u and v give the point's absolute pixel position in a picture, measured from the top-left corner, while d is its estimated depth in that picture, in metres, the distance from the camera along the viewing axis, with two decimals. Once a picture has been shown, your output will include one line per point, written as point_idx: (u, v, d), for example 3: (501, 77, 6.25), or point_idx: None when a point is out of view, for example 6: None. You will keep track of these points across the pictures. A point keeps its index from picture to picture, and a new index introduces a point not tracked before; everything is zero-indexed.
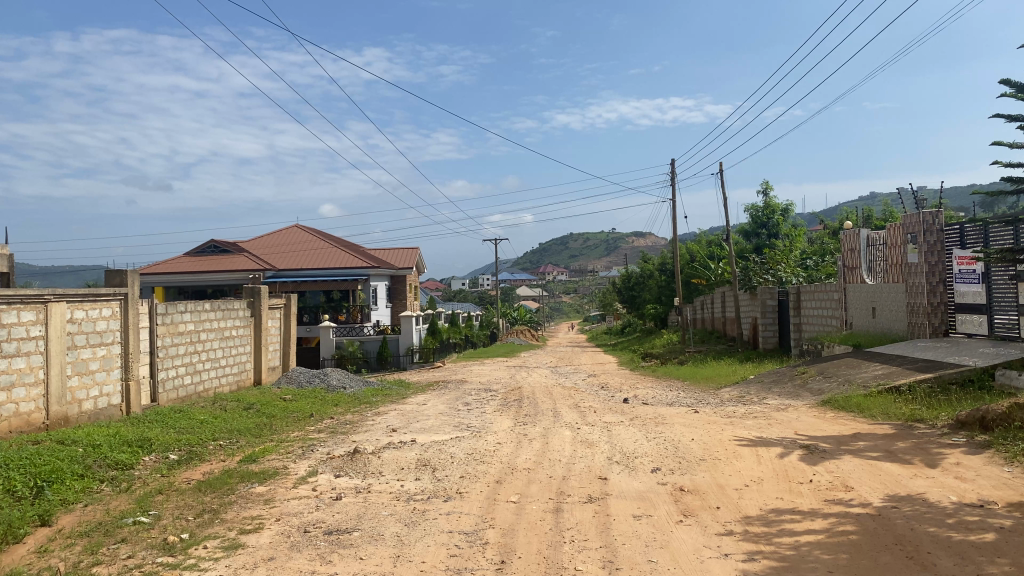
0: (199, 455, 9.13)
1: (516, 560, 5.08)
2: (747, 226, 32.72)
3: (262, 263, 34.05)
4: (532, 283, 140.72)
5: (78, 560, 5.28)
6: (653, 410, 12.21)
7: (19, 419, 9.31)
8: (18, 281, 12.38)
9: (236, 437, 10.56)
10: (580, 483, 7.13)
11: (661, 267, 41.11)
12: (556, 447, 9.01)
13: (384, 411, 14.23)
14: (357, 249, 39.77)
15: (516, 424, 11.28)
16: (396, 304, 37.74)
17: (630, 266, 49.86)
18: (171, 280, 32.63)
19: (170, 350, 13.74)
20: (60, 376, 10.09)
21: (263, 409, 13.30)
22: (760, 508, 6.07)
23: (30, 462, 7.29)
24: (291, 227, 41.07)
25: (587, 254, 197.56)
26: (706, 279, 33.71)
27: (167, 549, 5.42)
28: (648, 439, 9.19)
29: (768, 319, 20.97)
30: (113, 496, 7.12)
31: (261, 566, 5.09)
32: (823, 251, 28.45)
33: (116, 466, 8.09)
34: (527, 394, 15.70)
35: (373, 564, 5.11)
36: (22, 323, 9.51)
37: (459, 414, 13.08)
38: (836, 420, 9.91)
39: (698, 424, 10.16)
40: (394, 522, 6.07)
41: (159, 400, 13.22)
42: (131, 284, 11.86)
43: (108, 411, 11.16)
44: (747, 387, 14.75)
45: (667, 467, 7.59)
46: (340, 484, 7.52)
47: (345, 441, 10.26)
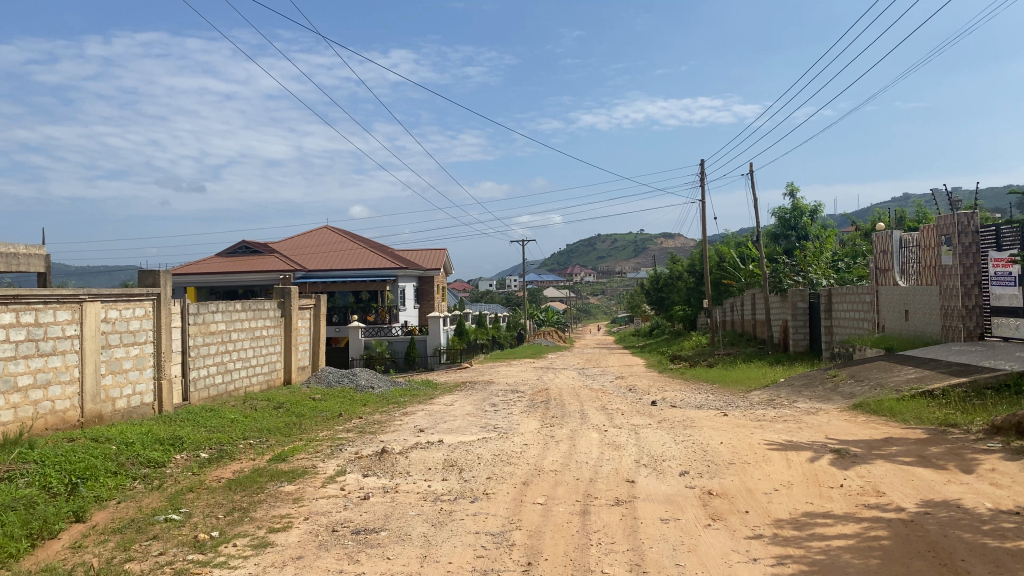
0: (229, 454, 9.22)
1: (543, 562, 5.09)
2: (775, 228, 32.48)
3: (293, 263, 34.35)
4: (560, 284, 140.83)
5: (111, 556, 5.37)
6: (681, 412, 12.15)
7: (54, 417, 9.48)
8: (55, 282, 12.61)
9: (265, 437, 10.62)
10: (607, 485, 7.10)
11: (690, 268, 40.95)
12: (583, 450, 8.97)
13: (411, 411, 14.27)
14: (385, 250, 39.97)
15: (544, 425, 11.29)
16: (424, 305, 37.80)
17: (658, 267, 49.59)
18: (203, 280, 33.01)
19: (201, 349, 13.89)
20: (94, 376, 10.24)
21: (292, 408, 13.39)
22: (790, 512, 6.01)
23: (66, 460, 7.45)
24: (320, 227, 41.35)
25: (615, 254, 196.72)
26: (736, 280, 33.56)
27: (198, 547, 5.49)
28: (676, 441, 9.15)
29: (798, 321, 20.78)
30: (146, 494, 7.21)
31: (289, 565, 5.11)
32: (856, 252, 28.15)
33: (148, 465, 8.20)
34: (554, 396, 15.76)
35: (400, 563, 5.12)
36: (58, 323, 9.66)
37: (485, 415, 13.12)
38: (867, 424, 9.77)
39: (728, 427, 10.07)
40: (422, 522, 6.10)
41: (191, 399, 13.39)
42: (164, 284, 11.99)
43: (140, 410, 11.33)
44: (777, 389, 14.63)
45: (694, 471, 7.53)
46: (368, 484, 7.54)
47: (373, 441, 10.31)
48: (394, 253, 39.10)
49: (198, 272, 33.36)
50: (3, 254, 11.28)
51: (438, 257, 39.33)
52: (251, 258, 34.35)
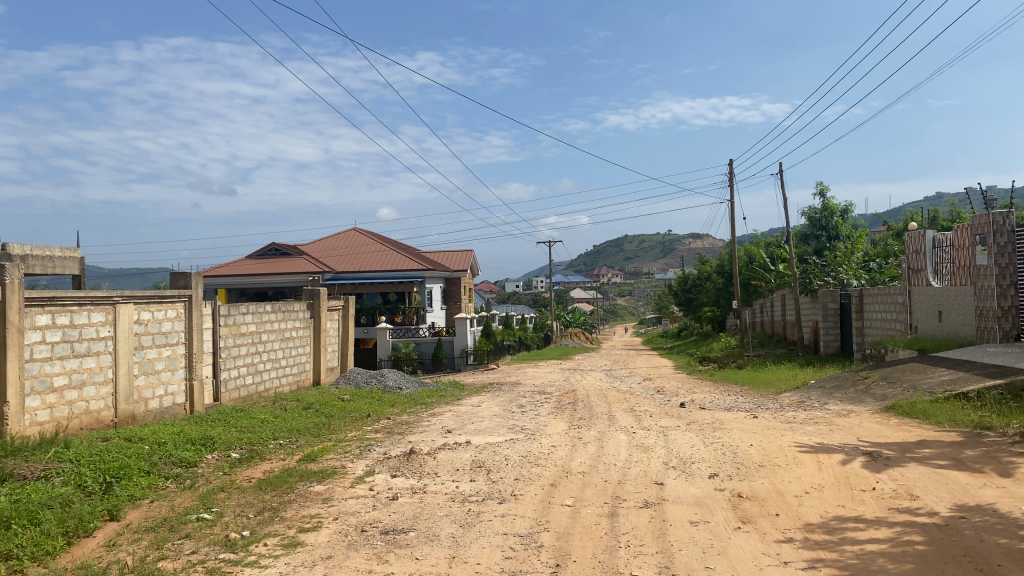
0: (260, 454, 9.31)
1: (571, 564, 5.08)
2: (806, 229, 32.14)
3: (322, 265, 34.58)
4: (587, 285, 140.47)
5: (145, 554, 5.44)
6: (710, 414, 12.08)
7: (89, 417, 9.63)
8: (89, 284, 12.81)
9: (295, 437, 10.71)
10: (636, 487, 7.07)
11: (719, 269, 40.63)
12: (612, 451, 8.93)
13: (440, 412, 14.32)
14: (413, 251, 40.13)
15: (572, 427, 11.27)
16: (451, 306, 37.90)
17: (686, 268, 49.28)
18: (234, 282, 33.38)
19: (232, 350, 14.04)
20: (127, 377, 10.40)
21: (321, 409, 13.49)
22: (822, 515, 5.94)
23: (100, 459, 7.58)
24: (348, 229, 41.61)
25: (644, 255, 195.78)
26: (766, 281, 33.26)
27: (229, 546, 5.55)
28: (705, 444, 9.09)
29: (830, 322, 20.54)
30: (177, 493, 7.30)
31: (319, 565, 5.16)
32: (888, 251, 27.76)
33: (180, 464, 8.30)
34: (582, 397, 15.73)
35: (429, 564, 5.14)
36: (92, 324, 9.81)
37: (513, 416, 13.14)
38: (900, 427, 9.63)
39: (757, 429, 9.99)
40: (450, 523, 6.11)
41: (222, 400, 13.55)
42: (196, 286, 12.13)
43: (172, 410, 11.48)
44: (808, 391, 14.48)
45: (724, 473, 7.48)
46: (396, 484, 7.58)
47: (401, 442, 10.37)
48: (422, 255, 39.26)
49: (229, 273, 33.74)
50: (40, 257, 11.50)
51: (465, 259, 39.43)
52: (280, 260, 34.68)
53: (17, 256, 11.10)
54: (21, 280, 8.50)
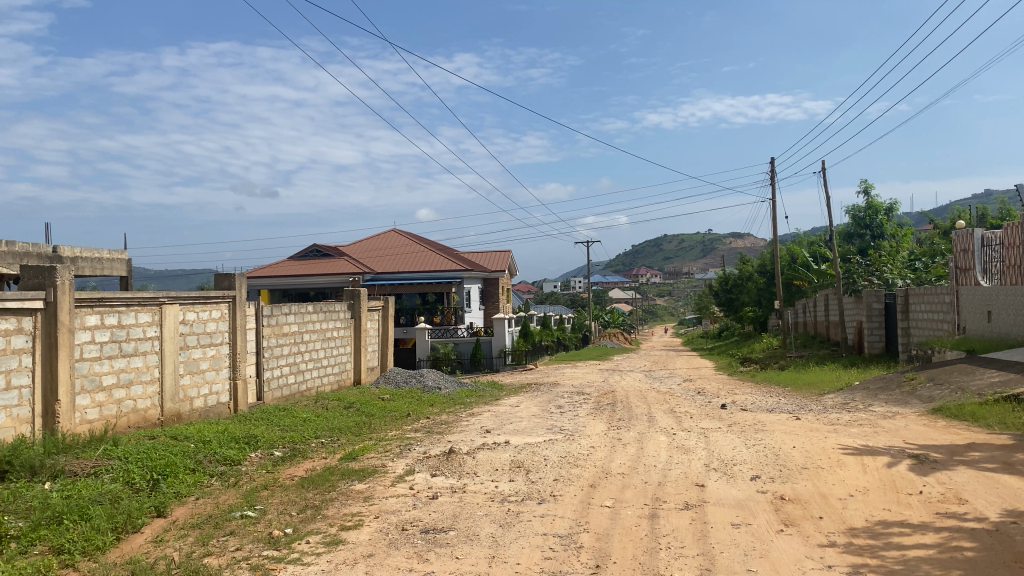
0: (302, 452, 9.44)
1: (611, 565, 5.06)
2: (849, 228, 31.62)
3: (362, 265, 34.90)
4: (625, 286, 139.69)
5: (191, 550, 5.54)
6: (752, 415, 11.96)
7: (136, 415, 9.83)
8: (135, 286, 13.08)
9: (337, 436, 10.85)
10: (676, 489, 7.01)
11: (761, 269, 40.14)
12: (651, 453, 8.87)
13: (478, 412, 14.36)
14: (451, 252, 40.30)
15: (611, 428, 11.23)
16: (490, 306, 37.97)
17: (728, 268, 48.73)
18: (276, 283, 33.85)
19: (275, 350, 14.25)
20: (173, 376, 10.61)
21: (362, 408, 13.61)
22: (866, 519, 5.85)
23: (148, 457, 7.74)
24: (388, 230, 41.93)
25: (683, 255, 194.19)
26: (809, 281, 32.77)
27: (273, 543, 5.63)
28: (747, 445, 8.99)
29: (874, 322, 20.18)
30: (222, 491, 7.43)
31: (361, 562, 5.21)
32: (935, 250, 27.15)
33: (225, 462, 8.45)
34: (621, 398, 15.67)
35: (469, 563, 5.16)
36: (139, 324, 10.01)
37: (552, 417, 13.13)
38: (948, 429, 9.43)
39: (800, 431, 9.86)
40: (489, 522, 6.13)
41: (265, 399, 13.75)
42: (239, 287, 12.31)
43: (216, 409, 11.68)
44: (852, 392, 14.23)
45: (766, 475, 7.39)
46: (436, 483, 7.63)
47: (441, 441, 10.42)
48: (460, 255, 39.41)
49: (272, 274, 34.23)
50: (89, 258, 11.79)
51: (503, 259, 39.50)
52: (321, 261, 35.09)
53: (68, 258, 11.40)
54: (72, 281, 8.67)
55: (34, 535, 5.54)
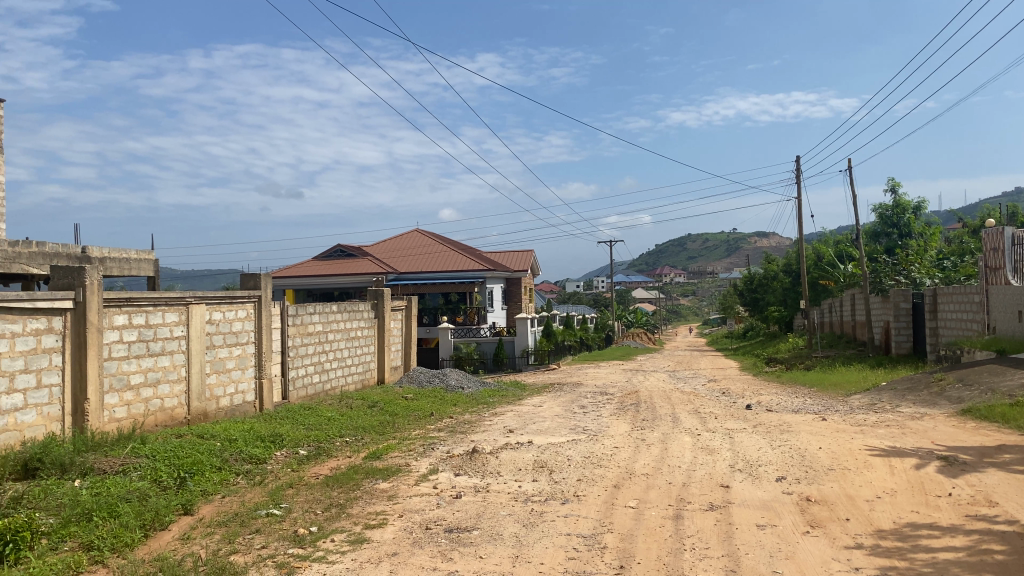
0: (327, 451, 9.50)
1: (635, 565, 5.04)
2: (876, 226, 31.28)
3: (386, 265, 35.06)
4: (649, 285, 139.09)
5: (218, 547, 5.60)
6: (777, 416, 11.86)
7: (164, 414, 9.95)
8: (162, 285, 13.24)
9: (361, 434, 10.92)
10: (700, 490, 6.98)
11: (786, 268, 39.81)
12: (675, 454, 8.82)
13: (501, 412, 14.38)
14: (474, 252, 40.35)
15: (634, 428, 11.19)
16: (512, 306, 37.98)
17: (753, 268, 48.37)
18: (300, 283, 34.10)
19: (300, 349, 14.35)
20: (200, 375, 10.72)
21: (385, 407, 13.68)
22: (894, 521, 5.78)
23: (175, 455, 7.83)
24: (411, 230, 42.08)
25: (707, 254, 193.00)
26: (835, 281, 32.47)
27: (298, 541, 5.66)
28: (772, 446, 8.92)
29: (901, 322, 19.96)
30: (248, 489, 7.49)
31: (385, 561, 5.23)
32: (964, 249, 26.78)
33: (251, 460, 8.53)
34: (644, 398, 15.62)
35: (493, 563, 5.16)
36: (166, 323, 10.12)
37: (575, 417, 13.12)
38: (977, 431, 9.29)
39: (826, 432, 9.77)
40: (513, 522, 6.13)
41: (290, 398, 13.86)
42: (265, 287, 12.41)
43: (242, 407, 11.79)
44: (879, 393, 14.07)
45: (792, 476, 7.33)
46: (459, 482, 7.65)
47: (463, 441, 10.44)
48: (483, 255, 39.46)
49: (296, 274, 34.49)
50: (117, 259, 11.95)
51: (526, 259, 39.50)
52: (345, 261, 35.30)
53: (96, 258, 11.56)
54: (100, 281, 8.78)
55: (64, 532, 5.63)
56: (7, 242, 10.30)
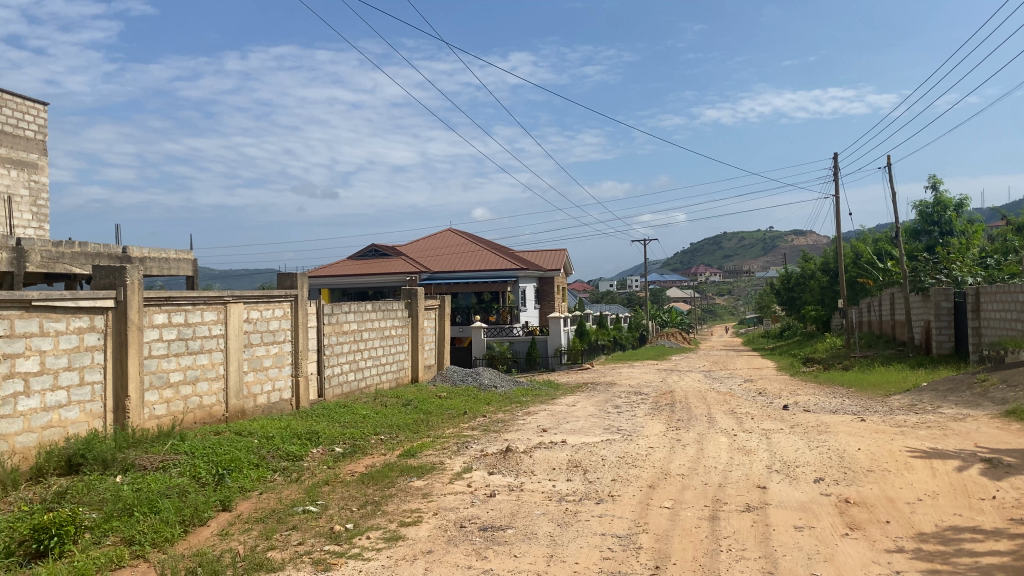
0: (362, 449, 9.57)
1: (671, 566, 5.01)
2: (916, 224, 30.75)
3: (419, 265, 35.22)
4: (683, 284, 138.04)
5: (256, 543, 5.67)
6: (815, 417, 11.71)
7: (203, 411, 10.10)
8: (201, 285, 13.42)
9: (396, 432, 10.99)
10: (737, 491, 6.91)
11: (824, 267, 39.28)
12: (711, 454, 8.75)
13: (535, 411, 14.37)
14: (506, 251, 40.38)
15: (669, 428, 11.12)
16: (546, 306, 37.92)
17: (789, 266, 47.78)
18: (335, 282, 34.40)
19: (335, 348, 14.48)
20: (237, 373, 10.86)
21: (419, 406, 13.74)
22: (936, 524, 5.67)
23: (214, 452, 7.95)
24: (444, 229, 42.20)
25: (742, 253, 191.06)
26: (874, 279, 31.96)
27: (334, 538, 5.71)
28: (810, 447, 8.81)
29: (943, 322, 19.59)
30: (285, 486, 7.59)
31: (420, 558, 5.26)
32: (1007, 247, 26.21)
33: (287, 457, 8.62)
34: (679, 398, 15.50)
35: (527, 562, 5.16)
36: (205, 322, 10.27)
37: (609, 416, 13.08)
38: (1023, 433, 9.08)
39: (865, 433, 9.62)
40: (547, 522, 6.11)
41: (326, 395, 13.99)
42: (301, 286, 12.54)
43: (279, 405, 11.93)
44: (920, 394, 13.82)
45: (830, 477, 7.23)
46: (493, 481, 7.67)
47: (497, 440, 10.45)
48: (515, 254, 39.48)
49: (331, 274, 34.80)
50: (157, 259, 12.16)
51: (559, 258, 39.43)
52: (379, 261, 35.54)
53: (137, 258, 11.77)
54: (140, 280, 8.93)
55: (106, 526, 5.75)
56: (52, 242, 10.52)
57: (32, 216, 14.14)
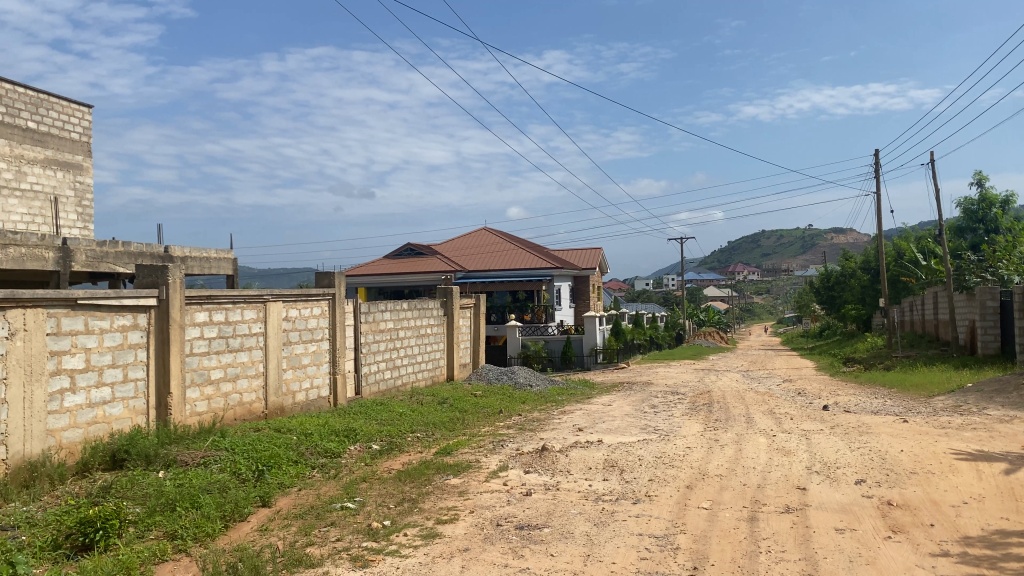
0: (399, 446, 9.63)
1: (709, 567, 4.96)
2: (961, 222, 30.15)
3: (454, 264, 35.34)
4: (720, 284, 136.69)
5: (295, 539, 5.74)
6: (856, 418, 11.53)
7: (243, 408, 10.25)
8: (241, 284, 13.60)
9: (432, 430, 11.04)
10: (776, 492, 6.83)
11: (865, 266, 38.67)
12: (750, 455, 8.66)
13: (570, 410, 14.34)
14: (541, 249, 40.35)
15: (706, 428, 11.03)
16: (581, 305, 37.82)
17: (829, 265, 47.09)
18: (371, 281, 34.66)
19: (372, 346, 14.59)
20: (277, 370, 11.00)
21: (455, 404, 13.79)
22: (982, 528, 5.56)
23: (254, 448, 8.06)
24: (479, 228, 42.28)
25: (780, 252, 188.68)
26: (916, 278, 31.38)
27: (371, 535, 5.76)
28: (851, 448, 8.67)
29: (988, 321, 19.18)
30: (323, 482, 7.67)
31: (457, 556, 5.28)
32: None
33: (325, 454, 8.71)
34: (716, 399, 15.36)
35: (564, 561, 5.16)
36: (245, 321, 10.41)
37: (645, 416, 13.01)
38: None
39: (908, 434, 9.45)
40: (584, 521, 6.09)
41: (363, 393, 14.11)
42: (338, 285, 12.64)
43: (317, 402, 12.06)
44: (966, 395, 13.52)
45: (872, 479, 7.11)
46: (530, 480, 7.67)
47: (533, 438, 10.45)
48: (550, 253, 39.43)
49: (367, 273, 35.07)
50: (198, 258, 12.36)
51: (594, 257, 39.30)
52: (415, 260, 35.74)
53: (178, 257, 11.97)
54: (182, 279, 9.06)
55: (150, 521, 5.85)
56: (96, 242, 10.74)
57: (78, 216, 14.48)
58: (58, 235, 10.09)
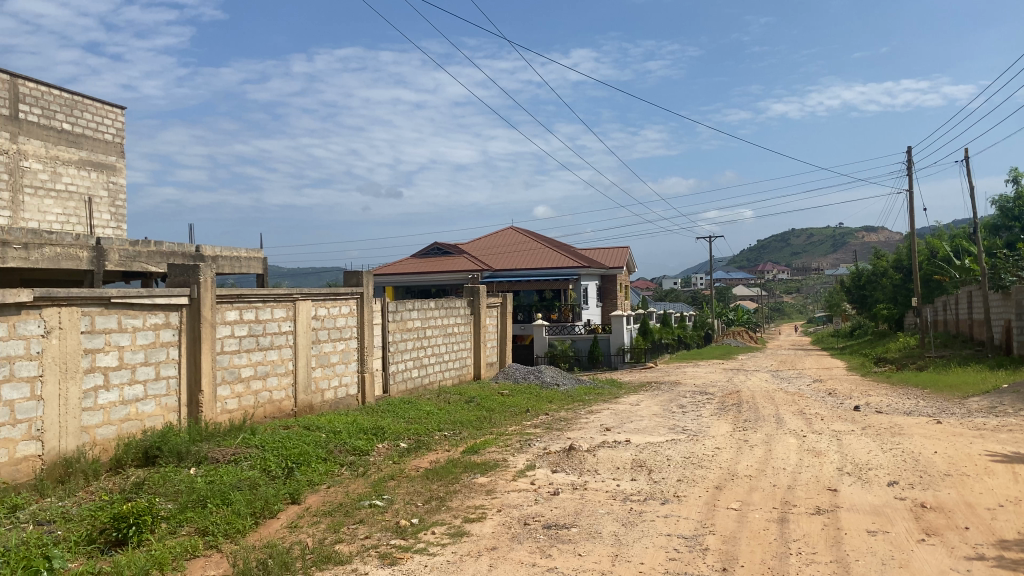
0: (426, 444, 9.67)
1: (738, 569, 4.92)
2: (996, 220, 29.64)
3: (481, 263, 35.39)
4: (748, 283, 135.55)
5: (323, 536, 5.78)
6: (888, 418, 11.37)
7: (272, 405, 10.34)
8: (270, 282, 13.72)
9: (459, 429, 11.07)
10: (806, 493, 6.76)
11: (897, 264, 38.14)
12: (780, 455, 8.57)
13: (598, 409, 14.30)
14: (568, 249, 40.30)
15: (735, 428, 10.94)
16: (608, 304, 37.70)
17: (860, 265, 46.51)
18: (399, 280, 34.82)
19: (399, 345, 14.65)
20: (306, 369, 11.09)
21: (482, 403, 13.80)
22: (1019, 532, 5.45)
23: (283, 445, 8.14)
24: (505, 227, 42.31)
25: (810, 251, 186.69)
26: (950, 276, 30.89)
27: (399, 533, 5.79)
28: (883, 449, 8.56)
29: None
30: (352, 480, 7.72)
31: (485, 555, 5.29)
32: None
33: (354, 451, 8.77)
34: (745, 399, 15.23)
35: (592, 561, 5.14)
36: (275, 319, 10.51)
37: (673, 416, 12.93)
38: None
39: (941, 435, 9.30)
40: (612, 521, 6.07)
41: (391, 391, 14.19)
42: (366, 283, 12.70)
43: (345, 400, 12.14)
44: (1002, 396, 13.28)
45: (905, 481, 7.01)
46: (557, 479, 7.66)
47: (560, 438, 10.43)
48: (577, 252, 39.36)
49: (395, 272, 35.25)
50: (228, 257, 12.50)
51: (621, 256, 39.15)
52: (442, 259, 35.84)
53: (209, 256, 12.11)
54: (213, 279, 9.14)
55: (181, 517, 5.92)
56: (129, 242, 10.90)
57: (112, 216, 14.73)
58: (92, 235, 10.24)
